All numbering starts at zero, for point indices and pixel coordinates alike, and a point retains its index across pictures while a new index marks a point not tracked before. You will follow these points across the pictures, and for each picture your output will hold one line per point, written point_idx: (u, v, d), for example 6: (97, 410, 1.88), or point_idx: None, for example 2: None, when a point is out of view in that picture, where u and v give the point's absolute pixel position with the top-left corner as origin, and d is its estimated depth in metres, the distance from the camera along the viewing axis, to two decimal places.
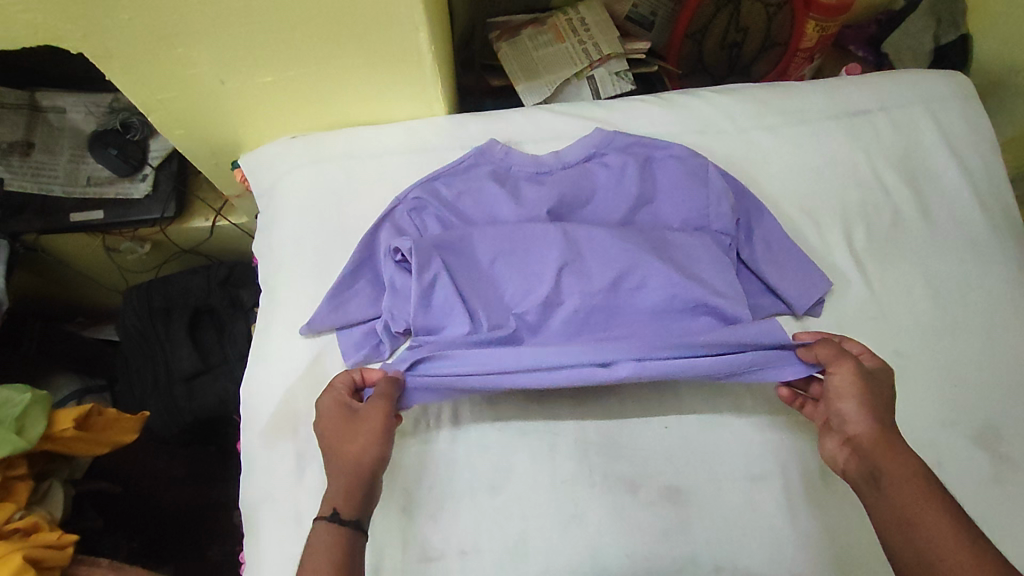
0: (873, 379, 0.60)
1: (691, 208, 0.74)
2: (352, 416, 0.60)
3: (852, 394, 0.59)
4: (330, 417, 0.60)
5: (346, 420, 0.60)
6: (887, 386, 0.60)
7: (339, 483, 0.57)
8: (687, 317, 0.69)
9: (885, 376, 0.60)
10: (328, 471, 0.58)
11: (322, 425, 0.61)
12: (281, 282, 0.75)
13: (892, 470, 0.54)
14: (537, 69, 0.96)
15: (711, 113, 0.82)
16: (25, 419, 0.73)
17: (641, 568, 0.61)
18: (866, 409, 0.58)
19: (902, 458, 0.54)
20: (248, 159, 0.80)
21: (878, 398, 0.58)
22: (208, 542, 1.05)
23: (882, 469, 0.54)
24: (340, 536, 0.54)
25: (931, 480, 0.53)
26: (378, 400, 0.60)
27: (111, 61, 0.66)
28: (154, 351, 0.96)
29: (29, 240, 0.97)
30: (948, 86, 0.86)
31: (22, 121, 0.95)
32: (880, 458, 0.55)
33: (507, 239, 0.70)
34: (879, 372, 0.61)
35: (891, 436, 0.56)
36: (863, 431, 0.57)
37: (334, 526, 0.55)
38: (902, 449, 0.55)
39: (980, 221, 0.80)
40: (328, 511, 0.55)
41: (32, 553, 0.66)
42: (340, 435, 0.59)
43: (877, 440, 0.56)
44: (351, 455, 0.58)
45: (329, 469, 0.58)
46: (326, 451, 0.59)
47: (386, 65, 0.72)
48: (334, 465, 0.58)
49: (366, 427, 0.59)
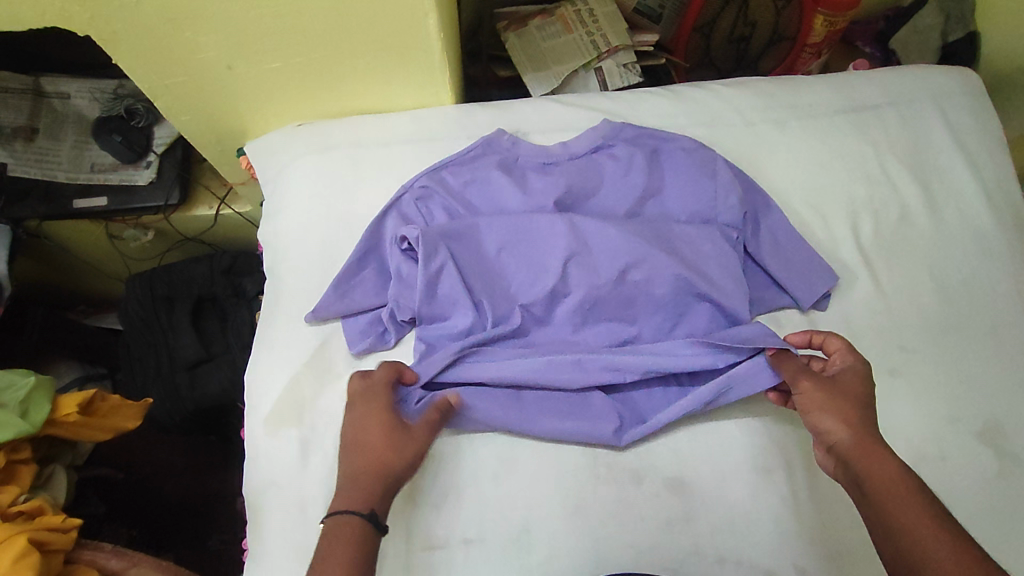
0: (842, 382, 0.60)
1: (700, 199, 0.73)
2: (403, 424, 0.59)
3: (821, 400, 0.59)
4: (376, 417, 0.59)
5: (396, 426, 0.59)
6: (860, 388, 0.59)
7: (378, 486, 0.56)
8: (692, 310, 0.70)
9: (855, 374, 0.60)
10: (364, 468, 0.56)
11: (363, 422, 0.59)
12: (286, 269, 0.75)
13: (872, 475, 0.54)
14: (545, 60, 0.95)
15: (719, 105, 0.82)
16: (29, 402, 0.73)
17: (645, 558, 0.61)
18: (837, 414, 0.58)
19: (881, 459, 0.54)
20: (254, 146, 0.80)
21: (848, 401, 0.58)
22: (208, 531, 1.03)
23: (863, 473, 0.54)
24: (370, 537, 0.54)
25: (913, 478, 0.53)
26: (430, 422, 0.61)
27: (119, 44, 0.66)
28: (157, 339, 0.95)
29: (32, 226, 0.97)
30: (956, 81, 0.86)
31: (26, 106, 0.95)
32: (859, 463, 0.55)
33: (514, 230, 0.70)
34: (851, 376, 0.60)
35: (868, 437, 0.56)
36: (840, 436, 0.57)
37: (368, 526, 0.54)
38: (880, 450, 0.55)
39: (987, 217, 0.80)
40: (367, 511, 0.54)
41: (37, 535, 0.66)
42: (391, 439, 0.58)
43: (856, 444, 0.56)
44: (400, 464, 0.57)
45: (366, 467, 0.56)
46: (364, 450, 0.57)
47: (395, 52, 0.71)
48: (376, 465, 0.56)
49: (415, 441, 0.59)
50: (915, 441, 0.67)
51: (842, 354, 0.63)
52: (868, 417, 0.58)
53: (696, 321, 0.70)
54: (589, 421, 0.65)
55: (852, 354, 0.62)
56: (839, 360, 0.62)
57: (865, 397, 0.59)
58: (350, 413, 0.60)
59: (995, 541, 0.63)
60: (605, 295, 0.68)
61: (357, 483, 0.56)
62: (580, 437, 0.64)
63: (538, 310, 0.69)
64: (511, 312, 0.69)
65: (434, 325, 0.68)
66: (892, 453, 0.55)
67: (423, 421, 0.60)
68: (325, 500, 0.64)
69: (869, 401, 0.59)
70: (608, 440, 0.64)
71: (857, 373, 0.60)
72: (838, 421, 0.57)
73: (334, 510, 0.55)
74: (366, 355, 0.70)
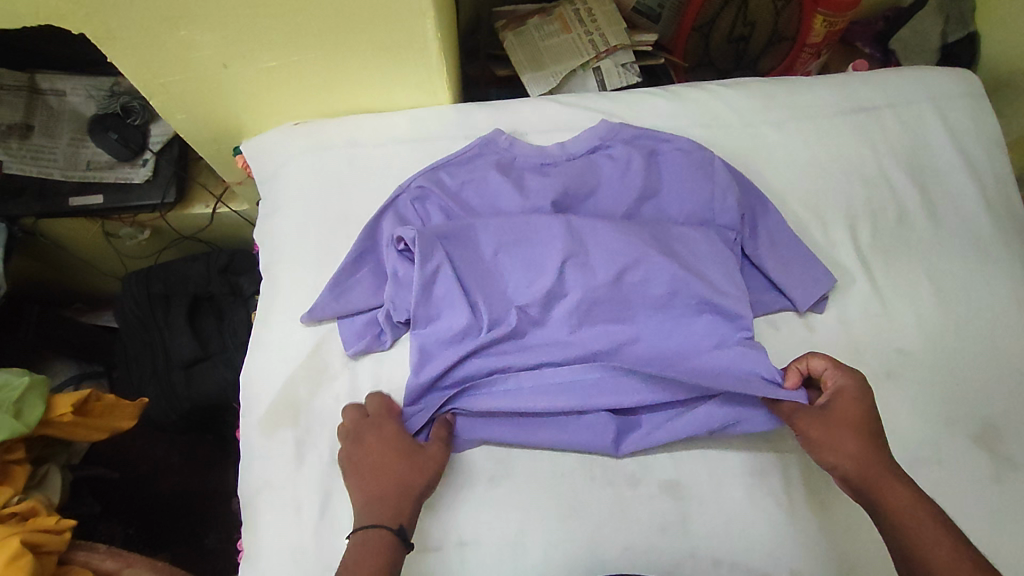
0: (838, 409, 0.60)
1: (696, 201, 0.73)
2: (417, 443, 0.62)
3: (821, 431, 0.59)
4: (387, 438, 0.62)
5: (409, 445, 0.61)
6: (860, 411, 0.60)
7: (404, 502, 0.58)
8: (689, 314, 0.69)
9: (849, 397, 0.60)
10: (387, 488, 0.58)
11: (374, 445, 0.61)
12: (281, 270, 0.74)
13: (889, 503, 0.54)
14: (543, 59, 0.95)
15: (717, 106, 0.82)
16: (23, 403, 0.72)
17: (640, 560, 0.62)
18: (839, 444, 0.58)
19: (894, 488, 0.55)
20: (250, 144, 0.80)
21: (848, 429, 0.59)
22: (204, 530, 1.02)
23: (878, 503, 0.55)
24: (398, 550, 0.56)
25: (926, 505, 0.54)
26: (444, 441, 0.63)
27: (114, 42, 0.65)
28: (153, 338, 0.95)
29: (28, 223, 0.97)
30: (955, 84, 0.86)
31: (21, 103, 0.94)
32: (873, 492, 0.55)
33: (511, 231, 0.69)
34: (849, 398, 0.60)
35: (874, 464, 0.57)
36: (847, 466, 0.57)
37: (397, 539, 0.56)
38: (890, 476, 0.56)
39: (985, 219, 0.79)
40: (396, 526, 0.56)
41: (31, 537, 0.66)
42: (405, 457, 0.60)
43: (865, 474, 0.56)
44: (421, 479, 0.60)
45: (387, 486, 0.59)
46: (386, 468, 0.60)
47: (391, 51, 0.71)
48: (397, 482, 0.59)
49: (434, 460, 0.61)
50: (910, 444, 0.67)
51: (831, 371, 0.62)
52: (874, 441, 0.58)
53: (694, 328, 0.68)
54: (587, 434, 0.64)
55: (842, 372, 0.62)
56: (830, 380, 0.62)
57: (864, 418, 0.59)
58: (360, 442, 0.62)
59: (990, 543, 0.63)
60: (603, 298, 0.68)
61: (381, 503, 0.58)
62: (576, 450, 0.65)
63: (535, 311, 0.68)
64: (508, 312, 0.68)
65: (429, 328, 0.68)
66: (903, 479, 0.56)
67: (436, 439, 0.63)
68: (321, 502, 0.64)
69: (869, 422, 0.59)
70: (605, 449, 0.64)
71: (851, 395, 0.60)
72: (843, 451, 0.58)
73: (365, 523, 0.57)
74: (362, 355, 0.69)
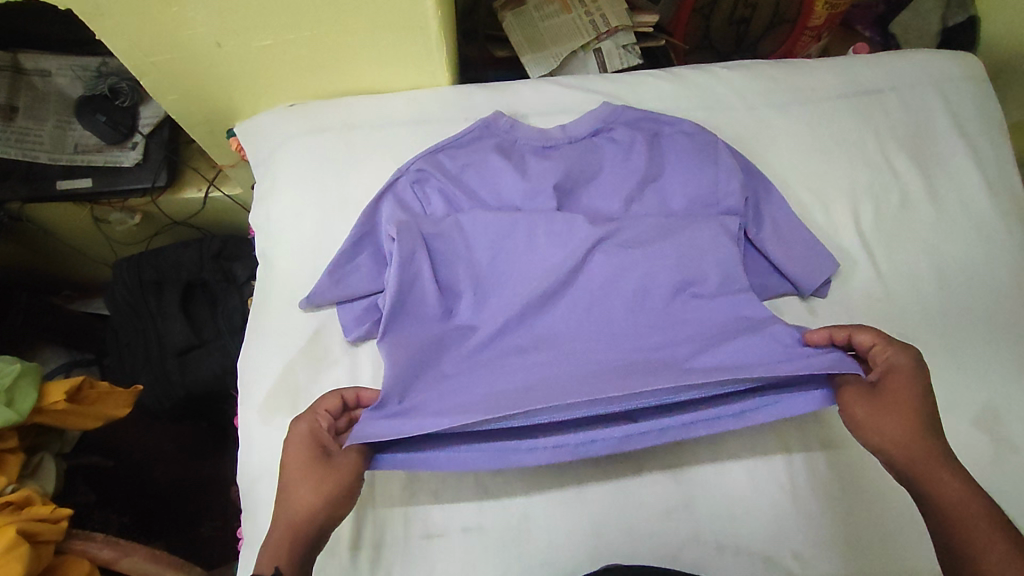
0: (889, 389, 0.56)
1: (702, 184, 0.72)
2: (322, 459, 0.54)
3: (866, 415, 0.56)
4: (297, 450, 0.55)
5: (314, 461, 0.54)
6: (918, 389, 0.55)
7: (293, 538, 0.50)
8: (686, 312, 0.65)
9: (902, 375, 0.56)
10: (282, 519, 0.52)
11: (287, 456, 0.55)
12: (278, 255, 0.73)
13: (936, 494, 0.51)
14: (543, 40, 0.93)
15: (722, 89, 0.81)
16: (15, 391, 0.71)
17: (645, 545, 0.62)
18: (887, 431, 0.55)
19: (941, 476, 0.52)
20: (244, 127, 0.78)
21: (900, 413, 0.55)
22: (202, 517, 1.03)
23: (924, 495, 0.52)
24: None
25: (979, 496, 0.50)
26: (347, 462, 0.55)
27: (104, 19, 0.63)
28: (145, 325, 0.94)
29: (14, 208, 0.94)
30: (959, 67, 0.85)
31: (4, 83, 0.91)
32: (917, 480, 0.53)
33: (495, 229, 0.68)
34: (907, 374, 0.56)
35: (924, 452, 0.53)
36: (893, 452, 0.54)
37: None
38: (940, 464, 0.52)
39: (986, 203, 0.79)
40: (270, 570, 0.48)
41: (28, 526, 0.66)
42: (307, 475, 0.53)
43: (911, 461, 0.53)
44: (314, 507, 0.52)
45: (279, 516, 0.52)
46: (283, 494, 0.53)
47: (389, 28, 0.68)
48: (288, 509, 0.52)
49: (331, 483, 0.53)
50: None
51: (881, 348, 0.58)
52: (926, 427, 0.54)
53: (713, 309, 0.65)
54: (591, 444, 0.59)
55: (900, 349, 0.57)
56: (884, 357, 0.58)
57: (918, 401, 0.55)
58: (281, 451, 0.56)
59: None
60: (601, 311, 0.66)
61: (271, 538, 0.51)
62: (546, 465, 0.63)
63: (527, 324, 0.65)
64: (498, 320, 0.65)
65: (403, 327, 0.64)
66: (955, 470, 0.52)
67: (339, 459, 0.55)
68: None
69: (924, 404, 0.55)
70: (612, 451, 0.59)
71: (906, 373, 0.56)
72: (890, 435, 0.54)
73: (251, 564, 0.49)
74: (362, 342, 0.69)
